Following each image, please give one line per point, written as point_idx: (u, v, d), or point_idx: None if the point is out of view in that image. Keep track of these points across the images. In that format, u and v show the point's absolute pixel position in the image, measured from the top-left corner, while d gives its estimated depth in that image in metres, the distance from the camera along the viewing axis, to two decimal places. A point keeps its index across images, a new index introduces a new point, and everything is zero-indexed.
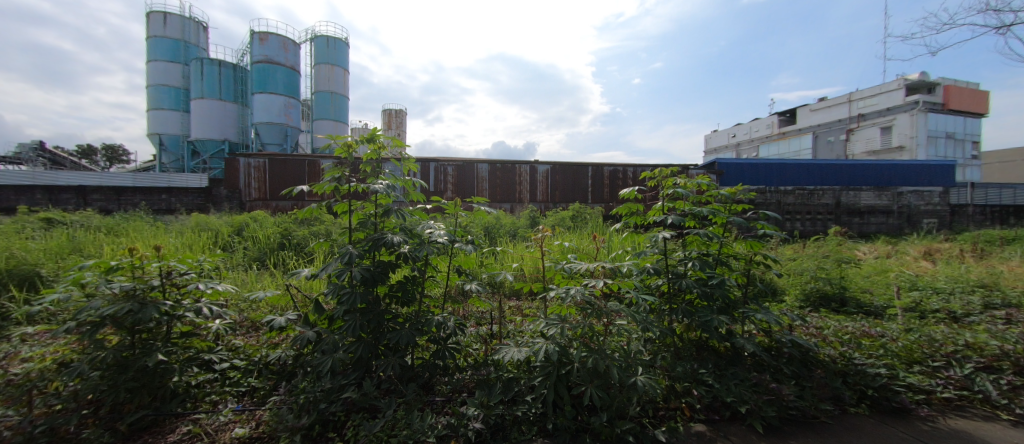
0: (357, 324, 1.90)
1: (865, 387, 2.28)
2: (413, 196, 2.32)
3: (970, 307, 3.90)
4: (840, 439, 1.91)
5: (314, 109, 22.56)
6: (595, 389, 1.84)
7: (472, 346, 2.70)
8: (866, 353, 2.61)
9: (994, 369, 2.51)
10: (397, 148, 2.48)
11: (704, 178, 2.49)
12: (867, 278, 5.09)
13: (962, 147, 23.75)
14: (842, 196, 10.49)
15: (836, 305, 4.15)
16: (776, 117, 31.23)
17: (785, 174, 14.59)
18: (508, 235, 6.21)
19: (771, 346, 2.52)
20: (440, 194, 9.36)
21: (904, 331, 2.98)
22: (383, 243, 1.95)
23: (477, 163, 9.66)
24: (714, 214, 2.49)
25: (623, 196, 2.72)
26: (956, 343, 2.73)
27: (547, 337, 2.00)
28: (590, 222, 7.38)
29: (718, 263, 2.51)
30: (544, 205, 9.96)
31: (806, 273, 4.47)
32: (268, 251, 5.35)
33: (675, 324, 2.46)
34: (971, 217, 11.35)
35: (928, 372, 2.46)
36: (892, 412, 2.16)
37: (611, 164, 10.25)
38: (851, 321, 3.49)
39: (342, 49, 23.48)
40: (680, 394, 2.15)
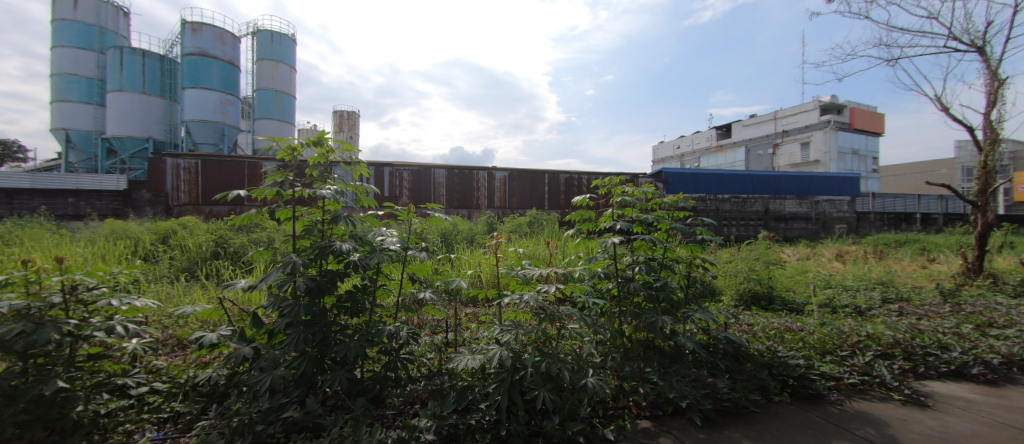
0: (300, 338, 1.78)
1: (787, 377, 2.52)
2: (364, 202, 2.24)
3: (871, 302, 4.46)
4: (766, 427, 2.09)
5: (255, 108, 21.07)
6: (548, 392, 1.87)
7: (426, 356, 2.64)
8: (789, 347, 2.90)
9: (889, 355, 2.89)
10: (347, 152, 2.38)
11: (650, 187, 2.64)
12: (791, 278, 5.65)
13: (864, 162, 27.21)
14: (770, 204, 11.57)
15: (765, 303, 4.57)
16: (714, 130, 33.89)
17: (722, 183, 15.85)
18: (465, 241, 6.16)
19: (708, 343, 2.71)
20: (395, 200, 9.09)
21: (818, 325, 3.36)
22: (331, 251, 1.86)
23: (434, 168, 9.51)
24: (659, 221, 2.65)
25: (576, 203, 2.80)
26: (860, 334, 3.11)
27: (501, 344, 2.01)
28: (546, 228, 7.53)
29: (662, 267, 2.67)
30: (501, 212, 10.01)
31: (740, 274, 4.88)
32: (199, 261, 4.90)
33: (624, 326, 2.58)
34: (873, 223, 13.00)
35: (837, 360, 2.78)
36: (808, 399, 2.41)
37: (567, 171, 10.54)
38: (776, 317, 3.87)
39: (288, 45, 22.12)
40: (627, 393, 2.25)
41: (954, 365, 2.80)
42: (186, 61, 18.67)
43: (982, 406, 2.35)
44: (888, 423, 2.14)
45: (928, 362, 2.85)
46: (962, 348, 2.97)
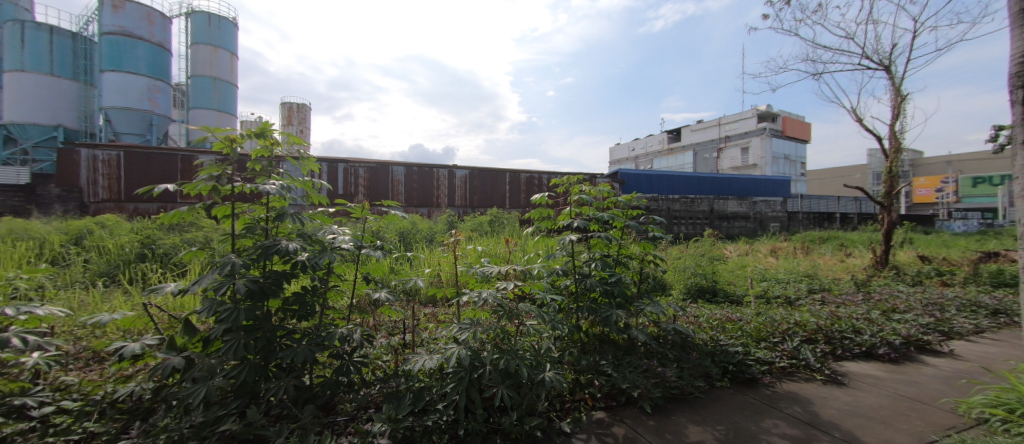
0: (240, 344, 1.65)
1: (727, 364, 2.72)
2: (314, 199, 2.11)
3: (799, 292, 4.93)
4: (709, 411, 2.23)
5: (189, 96, 19.28)
6: (506, 389, 1.89)
7: (381, 358, 2.56)
8: (729, 336, 3.13)
9: (813, 340, 3.20)
10: (295, 144, 2.24)
11: (606, 186, 2.72)
12: (732, 272, 6.10)
13: (794, 166, 29.93)
14: (715, 204, 12.39)
15: (709, 296, 4.89)
16: (666, 134, 35.75)
17: (673, 184, 16.76)
18: (424, 240, 6.03)
19: (659, 334, 2.86)
20: (350, 197, 8.71)
21: (755, 315, 3.65)
22: (275, 251, 1.73)
23: (392, 165, 9.23)
24: (614, 219, 2.75)
25: (535, 201, 2.83)
26: (789, 322, 3.42)
27: (459, 342, 1.99)
28: (507, 226, 7.55)
29: (617, 263, 2.77)
30: (462, 210, 9.91)
31: (688, 270, 5.20)
32: (121, 264, 4.39)
33: (580, 321, 2.65)
34: (801, 222, 14.36)
35: (770, 346, 3.04)
36: (745, 382, 2.61)
37: (527, 171, 10.63)
38: (718, 309, 4.16)
39: (229, 29, 20.41)
40: (583, 385, 2.32)
41: (865, 346, 3.17)
42: (106, 41, 16.69)
43: (886, 382, 2.67)
44: (812, 401, 2.37)
45: (844, 344, 3.19)
46: (871, 331, 3.36)
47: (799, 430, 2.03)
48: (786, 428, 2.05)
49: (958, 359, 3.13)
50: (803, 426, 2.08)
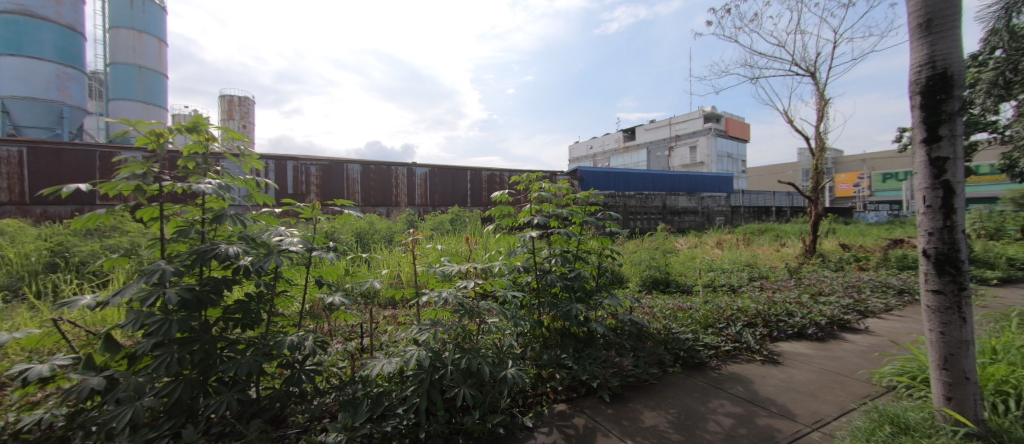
0: (172, 359, 1.50)
1: (678, 350, 2.88)
2: (257, 199, 1.97)
3: (741, 281, 5.33)
4: (663, 395, 2.36)
5: (109, 86, 17.35)
6: (468, 388, 1.87)
7: (337, 365, 2.45)
8: (680, 324, 3.31)
9: (754, 324, 3.47)
10: (234, 140, 2.07)
11: (565, 183, 2.76)
12: (683, 264, 6.48)
13: (736, 164, 32.20)
14: (667, 200, 13.04)
15: (662, 287, 5.15)
16: (621, 133, 37.15)
17: (628, 181, 17.46)
18: (383, 240, 5.83)
19: (616, 326, 2.96)
20: (301, 197, 8.24)
21: (703, 303, 3.90)
22: (213, 256, 1.58)
23: (347, 163, 8.84)
24: (573, 215, 2.80)
25: (495, 199, 2.82)
26: (732, 308, 3.68)
27: (419, 344, 1.94)
28: (469, 224, 7.48)
29: (576, 258, 2.83)
30: (422, 209, 9.69)
31: (643, 263, 5.45)
32: (26, 276, 3.86)
33: (542, 316, 2.69)
34: (743, 215, 15.50)
35: (716, 332, 3.26)
36: (695, 367, 2.78)
37: (488, 168, 10.59)
38: (671, 299, 4.40)
39: (155, 13, 18.39)
40: (545, 380, 2.36)
41: (797, 328, 3.49)
42: None
43: (814, 359, 2.96)
44: (752, 380, 2.58)
45: (779, 327, 3.50)
46: (802, 314, 3.70)
47: (742, 408, 2.20)
48: (730, 407, 2.20)
49: (872, 335, 3.53)
50: (745, 404, 2.25)
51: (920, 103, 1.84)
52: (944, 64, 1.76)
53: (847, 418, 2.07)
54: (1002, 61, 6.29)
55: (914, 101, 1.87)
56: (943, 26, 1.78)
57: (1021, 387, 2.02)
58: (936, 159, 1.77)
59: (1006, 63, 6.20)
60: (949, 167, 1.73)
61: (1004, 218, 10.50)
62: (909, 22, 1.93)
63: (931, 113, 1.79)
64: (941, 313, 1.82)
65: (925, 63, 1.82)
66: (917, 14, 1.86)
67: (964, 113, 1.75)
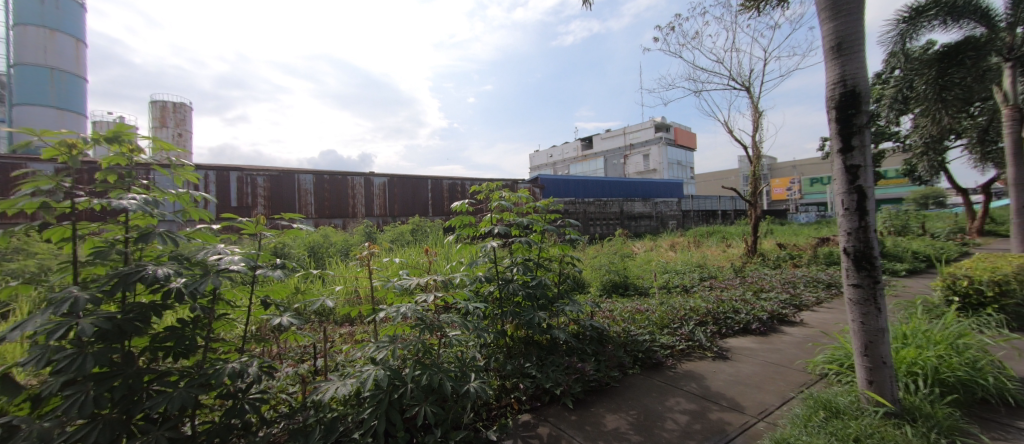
0: (86, 399, 1.32)
1: (637, 352, 2.98)
2: (192, 214, 1.80)
3: (693, 281, 5.64)
4: (624, 398, 2.42)
5: (14, 89, 15.37)
6: (429, 406, 1.81)
7: (287, 391, 2.29)
8: (638, 326, 3.42)
9: (705, 322, 3.67)
10: (164, 151, 1.90)
11: (525, 192, 2.78)
12: (640, 267, 6.75)
13: (685, 171, 34.25)
14: (624, 206, 13.56)
15: (622, 290, 5.32)
16: (579, 142, 38.39)
17: (587, 188, 17.99)
18: (338, 254, 5.56)
19: (578, 332, 3.00)
20: (246, 210, 7.71)
21: (659, 304, 4.07)
22: (137, 280, 1.42)
23: (299, 173, 8.38)
24: (533, 224, 2.81)
25: (455, 209, 2.79)
26: (686, 309, 3.86)
27: (377, 363, 1.86)
28: (430, 235, 7.33)
29: (537, 266, 2.85)
30: (381, 220, 9.38)
31: (603, 268, 5.60)
32: None
33: (505, 326, 2.66)
34: (693, 218, 16.46)
35: (671, 332, 3.40)
36: (653, 367, 2.88)
37: (450, 177, 10.49)
38: (629, 302, 4.56)
39: (71, 10, 16.59)
40: (509, 390, 2.35)
41: (742, 323, 3.72)
42: None
43: (758, 352, 3.17)
44: (704, 376, 2.71)
45: (727, 323, 3.72)
46: (746, 310, 3.97)
47: (695, 404, 2.30)
48: (685, 404, 2.30)
49: (806, 327, 3.86)
50: (698, 400, 2.36)
51: (835, 117, 2.05)
52: (854, 83, 1.98)
53: (787, 407, 2.24)
54: (900, 79, 7.22)
55: (830, 116, 2.09)
56: (852, 49, 2.01)
57: (927, 367, 2.30)
58: (851, 167, 1.98)
59: (904, 80, 7.09)
60: (861, 174, 1.95)
61: (909, 216, 11.94)
62: (824, 44, 2.16)
63: (844, 125, 2.00)
64: (859, 305, 2.03)
65: (838, 81, 2.04)
66: (830, 38, 2.09)
67: (871, 126, 1.99)
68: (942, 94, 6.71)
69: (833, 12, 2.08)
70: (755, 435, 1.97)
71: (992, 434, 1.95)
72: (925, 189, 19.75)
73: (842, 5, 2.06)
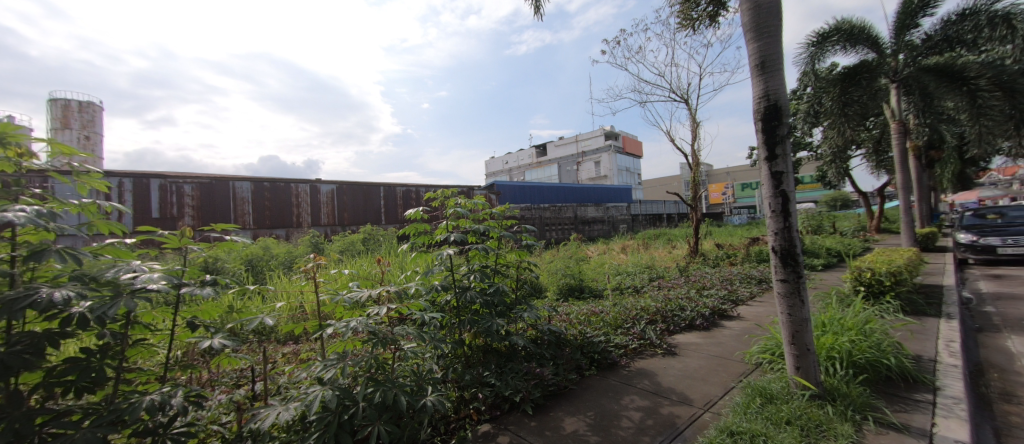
0: None
1: (593, 353, 3.04)
2: (100, 228, 1.57)
3: (643, 281, 5.91)
4: (582, 400, 2.46)
5: None
6: (384, 425, 1.70)
7: (219, 421, 2.07)
8: (594, 328, 3.51)
9: (655, 321, 3.85)
10: (63, 156, 1.65)
11: (480, 198, 2.76)
12: (594, 269, 6.97)
13: (633, 177, 36.09)
14: (578, 211, 13.96)
15: (578, 293, 5.45)
16: (534, 149, 39.15)
17: (542, 194, 18.33)
18: (281, 267, 5.17)
19: (536, 337, 3.00)
20: (171, 222, 6.94)
21: (613, 306, 4.20)
22: (25, 305, 1.20)
23: (234, 180, 7.71)
24: (490, 230, 2.78)
25: (409, 216, 2.70)
26: (637, 308, 4.02)
27: (324, 383, 1.73)
28: (383, 244, 7.05)
29: (495, 272, 2.81)
30: (329, 229, 8.89)
31: (559, 272, 5.71)
32: None
33: (463, 334, 2.60)
34: (641, 221, 17.33)
35: (624, 332, 3.53)
36: (608, 367, 2.96)
37: (403, 184, 10.20)
38: (584, 304, 4.67)
39: None
40: (468, 401, 2.29)
41: (688, 320, 3.96)
42: None
43: (703, 346, 3.37)
44: (655, 372, 2.84)
45: (675, 321, 3.93)
46: (691, 307, 4.22)
47: (648, 400, 2.40)
48: (639, 401, 2.39)
49: (743, 320, 4.19)
50: (651, 396, 2.46)
51: (760, 128, 2.26)
52: (775, 98, 2.19)
53: (729, 396, 2.39)
54: (811, 96, 8.13)
55: (756, 127, 2.29)
56: (773, 67, 2.23)
57: (843, 351, 2.57)
58: (776, 173, 2.19)
59: (815, 96, 8.00)
60: (784, 180, 2.16)
61: (822, 217, 13.44)
62: (749, 62, 2.37)
63: (768, 135, 2.21)
64: (786, 298, 2.23)
65: (762, 95, 2.25)
66: (754, 57, 2.30)
67: (790, 137, 2.21)
68: (844, 109, 7.65)
69: (756, 33, 2.30)
70: (703, 425, 2.09)
71: (896, 407, 2.22)
72: (833, 193, 22.36)
73: (763, 27, 2.27)
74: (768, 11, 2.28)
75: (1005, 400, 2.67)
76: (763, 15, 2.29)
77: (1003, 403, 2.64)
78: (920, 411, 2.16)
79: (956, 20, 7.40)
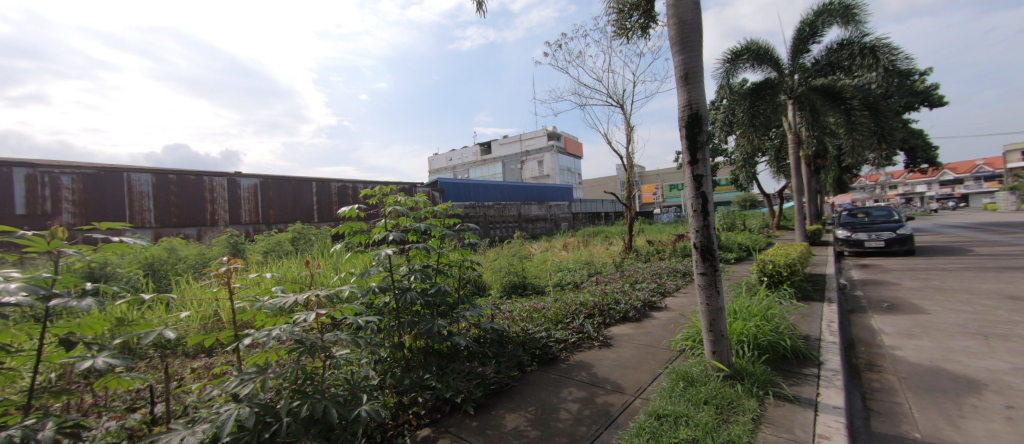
0: None
1: (535, 349, 3.11)
2: None
3: (582, 277, 6.18)
4: (523, 396, 2.50)
5: None
6: (312, 440, 1.58)
7: None
8: (535, 324, 3.58)
9: (592, 314, 4.04)
10: None
11: (421, 196, 2.67)
12: (537, 267, 7.12)
13: (573, 176, 37.49)
14: (521, 209, 14.17)
15: (520, 290, 5.53)
16: (478, 146, 39.03)
17: (486, 192, 18.34)
18: (191, 272, 4.57)
19: (479, 336, 2.98)
20: (42, 219, 5.80)
21: (554, 302, 4.32)
22: None
23: (130, 172, 6.67)
24: (432, 229, 2.70)
25: (343, 214, 2.53)
26: (577, 304, 4.18)
27: (241, 400, 1.56)
28: (315, 243, 6.55)
29: (437, 272, 2.74)
30: (252, 227, 8.06)
31: (503, 270, 5.74)
32: None
33: (403, 337, 2.50)
34: (581, 220, 18.07)
35: (564, 326, 3.65)
36: (548, 362, 3.05)
37: (339, 179, 9.60)
38: (527, 301, 4.75)
39: None
40: (406, 406, 2.21)
41: (622, 313, 4.21)
42: None
43: (634, 337, 3.61)
44: (592, 364, 2.98)
45: (610, 314, 4.15)
46: (625, 301, 4.49)
47: (585, 391, 2.50)
48: (577, 393, 2.49)
49: (669, 311, 4.55)
50: (588, 387, 2.57)
51: (684, 133, 2.45)
52: (696, 107, 2.40)
53: (656, 382, 2.58)
54: (727, 107, 9.11)
55: (681, 133, 2.49)
56: (695, 79, 2.43)
57: (749, 335, 2.90)
58: (697, 176, 2.40)
59: (730, 108, 8.98)
60: (704, 182, 2.37)
61: (735, 216, 15.07)
62: (676, 72, 2.56)
63: (691, 141, 2.41)
64: (705, 289, 2.46)
65: (686, 104, 2.44)
66: (680, 68, 2.49)
67: (709, 143, 2.43)
68: (753, 121, 8.66)
69: (681, 47, 2.49)
70: (634, 411, 2.23)
71: (790, 381, 2.57)
72: (744, 195, 25.21)
73: (687, 41, 2.47)
74: (691, 27, 2.48)
75: (869, 369, 3.21)
76: (687, 30, 2.49)
77: (867, 371, 3.17)
78: (808, 383, 2.52)
79: (837, 49, 8.51)
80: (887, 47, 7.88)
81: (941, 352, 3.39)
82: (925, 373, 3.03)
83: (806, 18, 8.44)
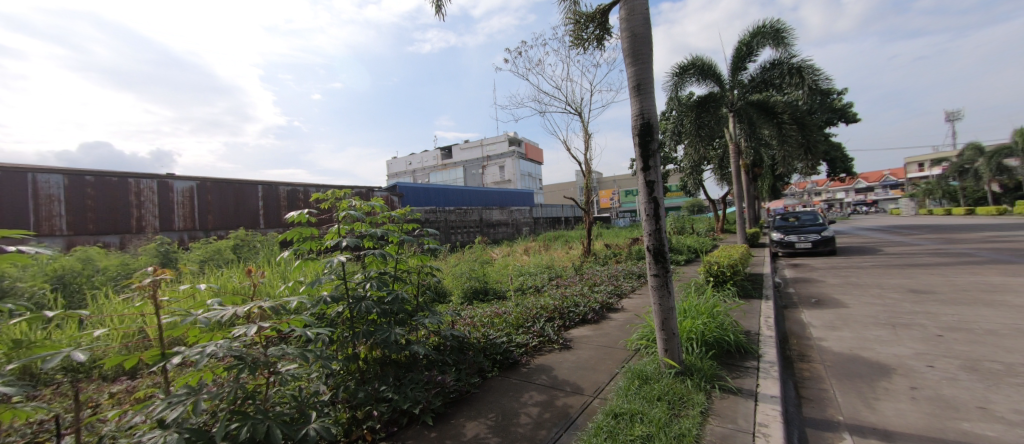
0: None
1: (495, 354, 3.09)
2: None
3: (543, 281, 6.25)
4: (483, 403, 2.47)
5: None
6: None
7: None
8: (497, 329, 3.56)
9: (552, 318, 4.09)
10: None
11: (378, 200, 2.58)
12: (499, 271, 7.11)
13: (534, 182, 37.99)
14: (483, 214, 14.12)
15: (482, 295, 5.49)
16: (438, 151, 38.53)
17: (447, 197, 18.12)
18: (112, 285, 4.09)
19: (438, 343, 2.91)
20: None
21: (515, 306, 4.33)
22: None
23: (36, 172, 5.85)
24: (388, 235, 2.61)
25: (292, 219, 2.38)
26: (538, 307, 4.22)
27: (169, 426, 1.40)
28: (261, 251, 6.12)
29: (394, 279, 2.64)
30: (186, 234, 7.36)
31: (464, 276, 5.67)
32: None
33: (358, 348, 2.38)
34: (542, 224, 18.32)
35: (525, 330, 3.66)
36: (510, 367, 3.04)
37: (288, 183, 9.07)
38: (488, 306, 4.73)
39: None
40: (360, 421, 2.11)
41: (581, 315, 4.31)
42: None
43: (593, 338, 3.70)
44: (553, 366, 3.02)
45: (570, 316, 4.23)
46: (584, 303, 4.59)
47: (545, 394, 2.52)
48: (537, 397, 2.50)
49: (625, 311, 4.72)
50: (548, 390, 2.59)
51: (637, 141, 2.56)
52: (648, 117, 2.52)
53: (613, 382, 2.66)
54: (676, 118, 9.68)
55: (634, 140, 2.60)
56: (646, 90, 2.56)
57: (697, 332, 3.07)
58: (649, 182, 2.51)
59: (678, 118, 9.55)
60: (655, 188, 2.49)
61: (684, 220, 15.97)
62: (629, 82, 2.67)
63: (643, 149, 2.53)
64: (658, 289, 2.57)
65: (638, 114, 2.56)
66: (633, 79, 2.61)
67: (660, 151, 2.56)
68: (699, 131, 9.27)
69: (634, 59, 2.61)
70: (592, 411, 2.28)
71: (733, 374, 2.74)
72: (692, 201, 26.80)
73: (638, 54, 2.60)
74: (641, 40, 2.61)
75: (800, 359, 3.53)
76: (638, 44, 2.61)
77: (799, 362, 3.47)
78: (748, 375, 2.71)
79: (770, 68, 9.35)
80: (810, 68, 8.78)
81: (858, 341, 3.79)
82: (846, 360, 3.37)
83: (743, 39, 9.20)
